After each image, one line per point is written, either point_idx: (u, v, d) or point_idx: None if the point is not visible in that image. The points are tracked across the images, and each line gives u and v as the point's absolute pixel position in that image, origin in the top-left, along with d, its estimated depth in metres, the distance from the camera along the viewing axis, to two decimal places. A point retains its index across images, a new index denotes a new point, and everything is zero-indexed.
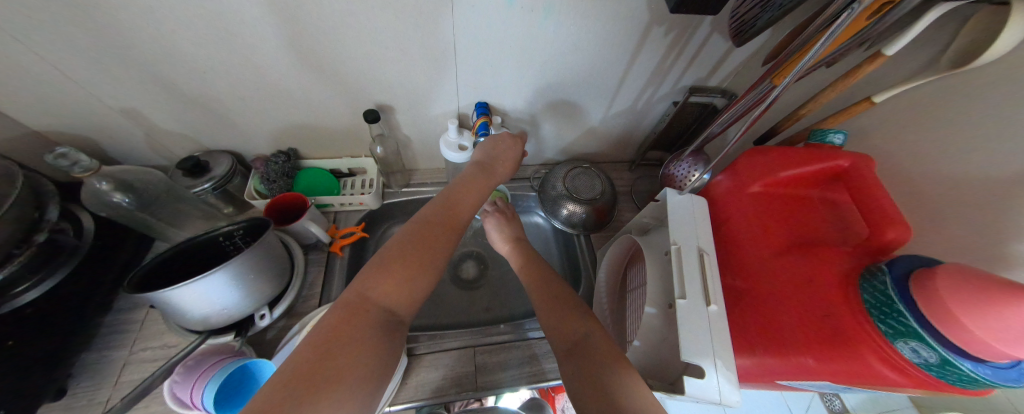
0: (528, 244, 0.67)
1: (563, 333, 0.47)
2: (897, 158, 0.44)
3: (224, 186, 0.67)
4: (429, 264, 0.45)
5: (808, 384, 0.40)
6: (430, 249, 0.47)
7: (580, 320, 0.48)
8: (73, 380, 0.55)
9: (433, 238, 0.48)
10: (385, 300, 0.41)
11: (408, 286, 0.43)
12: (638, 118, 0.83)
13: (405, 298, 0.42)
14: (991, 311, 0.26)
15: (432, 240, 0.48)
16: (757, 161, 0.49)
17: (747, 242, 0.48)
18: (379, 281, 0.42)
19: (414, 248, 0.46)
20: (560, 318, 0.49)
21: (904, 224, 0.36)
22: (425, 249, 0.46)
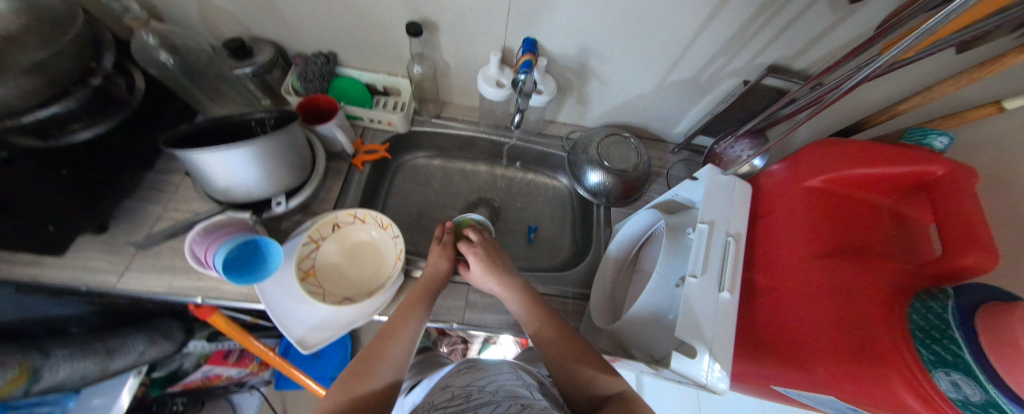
0: (521, 285, 0.59)
1: (584, 382, 0.48)
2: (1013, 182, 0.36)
3: (263, 74, 0.68)
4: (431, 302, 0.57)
5: (811, 398, 0.36)
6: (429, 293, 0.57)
7: (604, 373, 0.47)
8: (114, 220, 0.61)
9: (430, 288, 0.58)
10: (408, 329, 0.52)
11: (420, 315, 0.54)
12: (699, 93, 0.74)
13: (421, 322, 0.54)
14: None
15: (431, 287, 0.58)
16: (825, 154, 0.43)
17: (785, 240, 0.43)
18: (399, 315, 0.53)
19: (420, 301, 0.56)
20: (576, 363, 0.50)
21: (993, 249, 0.30)
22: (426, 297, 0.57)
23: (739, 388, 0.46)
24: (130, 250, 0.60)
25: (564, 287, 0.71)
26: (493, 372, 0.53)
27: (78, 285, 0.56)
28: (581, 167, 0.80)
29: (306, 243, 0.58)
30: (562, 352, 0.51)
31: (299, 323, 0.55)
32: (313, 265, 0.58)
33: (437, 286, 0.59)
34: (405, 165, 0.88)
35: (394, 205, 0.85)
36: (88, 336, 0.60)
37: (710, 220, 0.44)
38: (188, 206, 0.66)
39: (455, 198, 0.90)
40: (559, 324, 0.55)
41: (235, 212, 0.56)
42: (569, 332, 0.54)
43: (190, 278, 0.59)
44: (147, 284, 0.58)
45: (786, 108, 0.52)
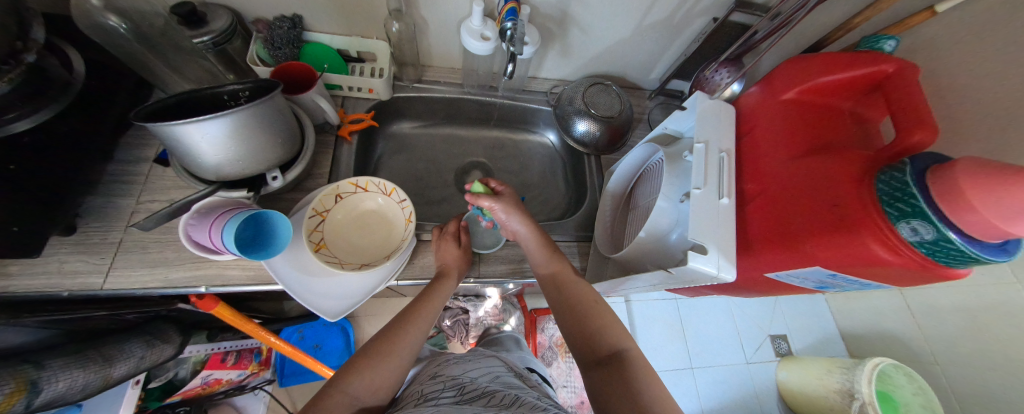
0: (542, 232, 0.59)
1: (593, 342, 0.47)
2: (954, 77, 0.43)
3: (225, 43, 0.62)
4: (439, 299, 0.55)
5: (798, 275, 0.43)
6: (437, 295, 0.55)
7: (616, 331, 0.48)
8: (81, 219, 0.55)
9: (438, 288, 0.56)
10: (416, 319, 0.51)
11: (428, 314, 0.52)
12: (673, 34, 0.78)
13: (427, 318, 0.52)
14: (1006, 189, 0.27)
15: (439, 288, 0.56)
16: (796, 69, 0.49)
17: (768, 149, 0.49)
18: (408, 310, 0.52)
19: (425, 295, 0.55)
20: (579, 322, 0.50)
21: (934, 124, 0.36)
22: (434, 296, 0.55)
23: (738, 288, 0.52)
24: (110, 248, 0.55)
25: (567, 232, 0.75)
26: (480, 366, 0.54)
27: (58, 291, 0.51)
28: (570, 118, 0.82)
29: (312, 216, 0.55)
30: (568, 309, 0.52)
31: (318, 295, 0.54)
32: (323, 238, 0.57)
33: (447, 285, 0.58)
34: (390, 136, 0.86)
35: (385, 177, 0.83)
36: (77, 346, 0.56)
37: (704, 140, 0.49)
38: (166, 195, 0.60)
39: (446, 165, 0.89)
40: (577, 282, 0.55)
41: (229, 192, 0.53)
42: (579, 289, 0.54)
43: (187, 269, 0.55)
44: (139, 280, 0.54)
45: (758, 34, 0.57)
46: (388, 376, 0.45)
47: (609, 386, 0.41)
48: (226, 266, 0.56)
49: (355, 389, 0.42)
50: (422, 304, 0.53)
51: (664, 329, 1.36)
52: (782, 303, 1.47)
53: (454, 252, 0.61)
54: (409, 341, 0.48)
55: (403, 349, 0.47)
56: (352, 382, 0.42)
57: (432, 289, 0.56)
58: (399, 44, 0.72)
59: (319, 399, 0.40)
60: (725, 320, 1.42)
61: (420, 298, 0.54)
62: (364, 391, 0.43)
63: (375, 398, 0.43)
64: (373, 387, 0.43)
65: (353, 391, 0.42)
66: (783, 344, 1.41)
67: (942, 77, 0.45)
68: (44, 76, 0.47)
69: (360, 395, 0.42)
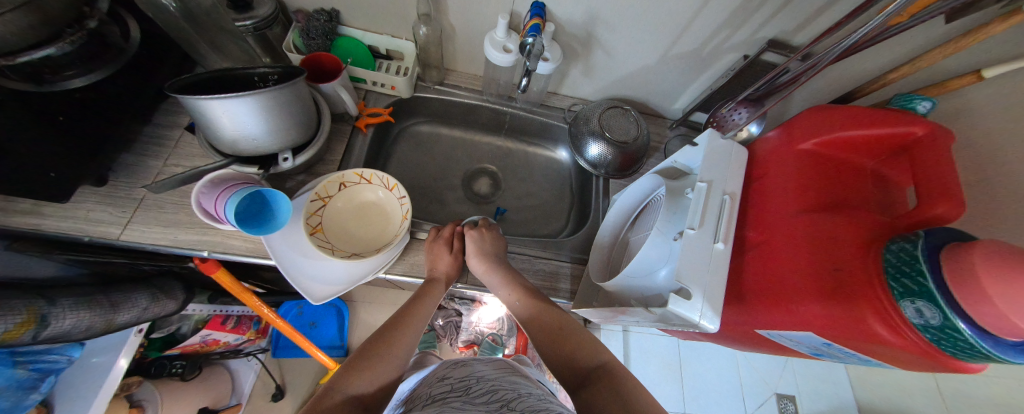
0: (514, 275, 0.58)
1: (572, 361, 0.44)
2: (1002, 151, 0.39)
3: (264, 29, 0.66)
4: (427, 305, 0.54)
5: (791, 338, 0.40)
6: (425, 301, 0.55)
7: (592, 349, 0.44)
8: (112, 173, 0.60)
9: (429, 293, 0.56)
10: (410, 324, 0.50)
11: (418, 317, 0.52)
12: (700, 67, 0.76)
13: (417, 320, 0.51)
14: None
15: (429, 293, 0.56)
16: (815, 119, 0.47)
17: (776, 198, 0.46)
18: (404, 314, 0.51)
19: (414, 301, 0.54)
20: (560, 349, 0.46)
21: (960, 197, 0.33)
22: (421, 302, 0.54)
23: (729, 340, 0.49)
24: (132, 203, 0.59)
25: (564, 251, 0.74)
26: (488, 367, 0.52)
27: (80, 236, 0.55)
28: (583, 138, 0.81)
29: (313, 200, 0.58)
30: (546, 335, 0.48)
31: (307, 276, 0.56)
32: (321, 222, 0.59)
33: (438, 289, 0.58)
34: (407, 132, 0.89)
35: (395, 172, 0.86)
36: (90, 288, 0.60)
37: (709, 180, 0.47)
38: (190, 161, 0.65)
39: (455, 167, 0.90)
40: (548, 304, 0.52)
41: (242, 167, 0.56)
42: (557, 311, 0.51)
43: (195, 233, 0.59)
44: (151, 237, 0.57)
45: (784, 77, 0.55)
46: (385, 373, 0.43)
47: (595, 400, 0.36)
48: (230, 236, 0.59)
49: (356, 389, 0.40)
50: (415, 308, 0.53)
51: (659, 367, 1.30)
52: (795, 362, 1.35)
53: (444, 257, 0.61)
54: (403, 341, 0.47)
55: (398, 351, 0.46)
56: (352, 382, 0.40)
57: (422, 294, 0.55)
58: (425, 46, 0.75)
59: (320, 399, 0.38)
60: (728, 370, 1.33)
61: (411, 302, 0.53)
62: (364, 392, 0.40)
63: (375, 398, 0.41)
64: (371, 387, 0.41)
65: (353, 391, 0.40)
66: (790, 407, 1.29)
67: (984, 149, 0.41)
68: (103, 42, 0.51)
69: (361, 394, 0.40)
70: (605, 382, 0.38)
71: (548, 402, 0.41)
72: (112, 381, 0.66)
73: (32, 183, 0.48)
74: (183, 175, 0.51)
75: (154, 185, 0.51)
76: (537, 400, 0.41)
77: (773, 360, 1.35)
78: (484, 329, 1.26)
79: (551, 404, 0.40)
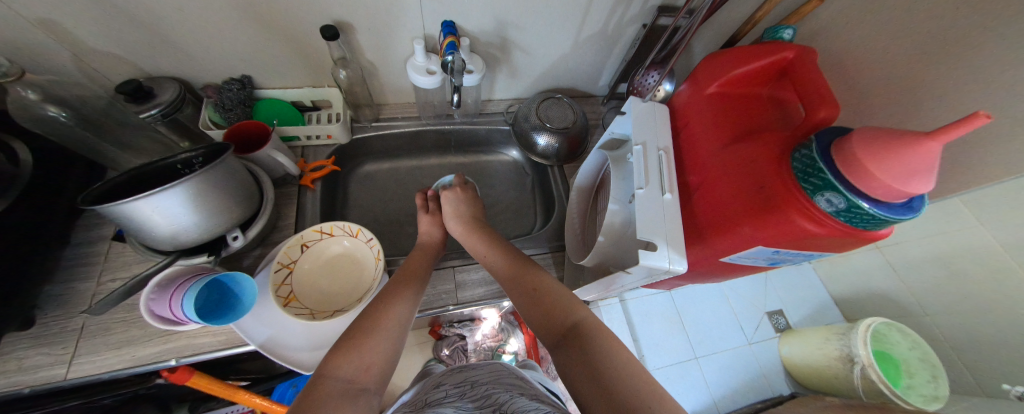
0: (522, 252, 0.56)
1: (550, 318, 0.45)
2: (862, 56, 0.47)
3: (174, 114, 0.62)
4: (415, 274, 0.55)
5: (748, 256, 0.45)
6: (414, 273, 0.56)
7: (568, 306, 0.45)
8: (39, 311, 0.54)
9: (415, 266, 0.58)
10: (396, 292, 0.50)
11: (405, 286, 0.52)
12: (610, 43, 0.82)
13: (404, 286, 0.52)
14: (900, 153, 0.30)
15: (414, 267, 0.58)
16: (710, 66, 0.53)
17: (702, 141, 0.52)
18: (393, 285, 0.51)
19: (403, 273, 0.55)
20: (543, 307, 0.46)
21: (834, 101, 0.40)
22: (409, 273, 0.56)
23: (703, 275, 0.54)
24: (73, 335, 0.53)
25: (543, 245, 0.77)
26: (486, 370, 0.54)
27: (18, 389, 0.49)
28: (528, 135, 0.85)
29: (277, 270, 0.56)
30: (534, 301, 0.48)
31: (294, 349, 0.54)
32: (292, 290, 0.57)
33: (425, 263, 0.60)
34: (357, 175, 0.88)
35: (357, 217, 0.84)
36: None
37: (642, 141, 0.51)
38: (129, 271, 0.60)
39: (416, 196, 0.90)
40: (537, 271, 0.52)
41: (190, 259, 0.53)
42: (543, 276, 0.51)
43: (155, 344, 0.54)
44: (104, 364, 0.52)
45: (678, 35, 0.62)
46: (378, 351, 0.41)
47: (570, 361, 0.39)
48: (197, 334, 0.55)
49: (348, 372, 0.37)
50: (402, 279, 0.53)
51: (661, 323, 1.36)
52: (774, 279, 1.47)
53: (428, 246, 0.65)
54: (391, 319, 0.45)
55: (386, 327, 0.44)
56: (340, 367, 0.38)
57: (412, 265, 0.58)
58: (350, 88, 0.75)
59: (310, 389, 0.35)
60: (722, 305, 1.42)
61: (401, 273, 0.55)
62: (357, 375, 0.38)
63: (370, 378, 0.38)
64: (364, 366, 0.39)
65: (345, 375, 0.37)
66: (781, 320, 1.40)
67: (848, 57, 0.49)
68: None
69: (354, 379, 0.37)
70: (580, 340, 0.40)
71: (538, 400, 0.43)
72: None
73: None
74: (124, 285, 0.48)
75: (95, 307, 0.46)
76: (529, 399, 0.42)
77: (755, 283, 1.46)
78: (491, 343, 1.25)
79: (542, 402, 0.42)
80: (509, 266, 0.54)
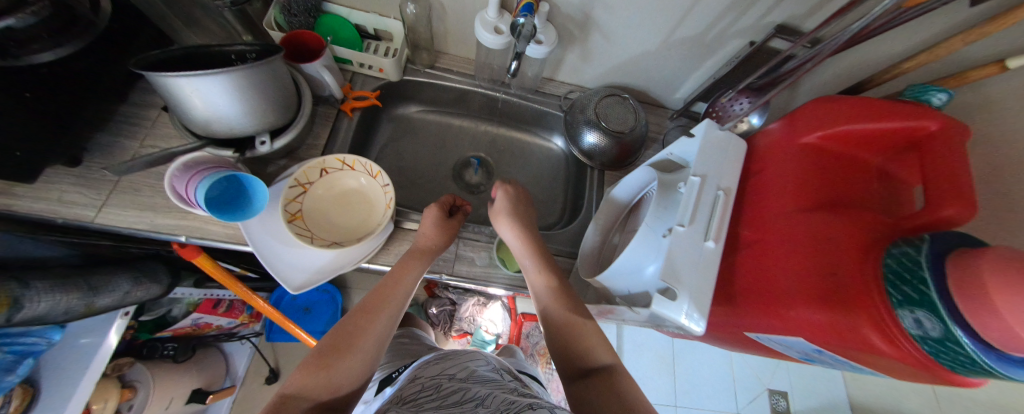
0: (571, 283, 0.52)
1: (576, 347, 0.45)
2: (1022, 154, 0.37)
3: (242, 6, 0.63)
4: (403, 292, 0.52)
5: (781, 342, 0.38)
6: (401, 280, 0.52)
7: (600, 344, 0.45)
8: (87, 154, 0.59)
9: (403, 272, 0.53)
10: (371, 307, 0.48)
11: (390, 302, 0.49)
12: (703, 53, 0.72)
13: (387, 305, 0.49)
14: None
15: (404, 272, 0.53)
16: (817, 111, 0.43)
17: (774, 195, 0.43)
18: (374, 298, 0.49)
19: (389, 280, 0.52)
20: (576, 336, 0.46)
21: (972, 198, 0.30)
22: (398, 280, 0.52)
23: (715, 339, 0.48)
24: (108, 185, 0.57)
25: (556, 248, 0.73)
26: (463, 361, 0.53)
27: (53, 217, 0.54)
28: (578, 127, 0.79)
29: (293, 186, 0.56)
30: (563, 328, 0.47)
31: (287, 264, 0.55)
32: (300, 209, 0.57)
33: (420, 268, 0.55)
34: (397, 118, 0.86)
35: (384, 159, 0.83)
36: (70, 271, 0.59)
37: (702, 174, 0.43)
38: (168, 143, 0.63)
39: (446, 154, 0.88)
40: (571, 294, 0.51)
41: (218, 150, 0.53)
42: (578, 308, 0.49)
43: (173, 217, 0.58)
44: (127, 221, 0.56)
45: (790, 64, 0.53)
46: (348, 369, 0.42)
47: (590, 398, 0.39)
48: (209, 221, 0.58)
49: (315, 390, 0.39)
50: (388, 290, 0.50)
51: (648, 359, 1.28)
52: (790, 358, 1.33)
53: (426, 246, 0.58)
54: (371, 335, 0.45)
55: (361, 345, 0.44)
56: (306, 384, 0.39)
57: (404, 267, 0.54)
58: (414, 26, 0.71)
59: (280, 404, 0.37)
60: (721, 365, 1.32)
61: (389, 279, 0.52)
62: (323, 394, 0.39)
63: (336, 399, 0.40)
64: (330, 386, 0.40)
65: (309, 393, 0.38)
66: (781, 402, 1.28)
67: (1002, 151, 0.39)
68: (71, 13, 0.49)
69: (321, 395, 0.39)
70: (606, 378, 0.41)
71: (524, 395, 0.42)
72: (101, 357, 0.67)
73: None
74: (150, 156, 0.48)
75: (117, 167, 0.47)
76: (512, 394, 0.41)
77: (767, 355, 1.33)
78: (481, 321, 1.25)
79: (524, 396, 0.41)
80: (547, 281, 0.52)
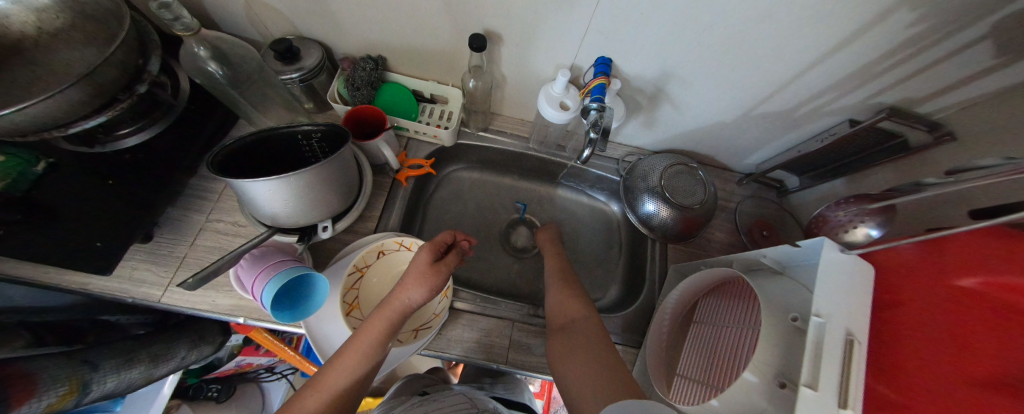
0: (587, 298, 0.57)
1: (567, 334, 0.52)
2: None
3: (310, 80, 0.63)
4: (363, 357, 0.46)
5: None
6: (359, 341, 0.46)
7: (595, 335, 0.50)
8: (158, 229, 0.60)
9: (365, 333, 0.47)
10: (327, 376, 0.44)
11: (346, 370, 0.45)
12: (789, 126, 0.65)
13: (340, 372, 0.44)
14: None
15: (365, 333, 0.47)
16: (967, 250, 0.35)
17: (923, 353, 0.33)
18: (331, 365, 0.45)
19: (351, 343, 0.46)
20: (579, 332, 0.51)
21: None
22: (357, 343, 0.46)
23: None
24: (175, 261, 0.58)
25: (614, 332, 0.67)
26: (449, 402, 0.56)
27: (123, 296, 0.55)
28: (637, 194, 0.73)
29: (351, 273, 0.56)
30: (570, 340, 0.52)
31: None
32: (356, 297, 0.57)
33: (388, 329, 0.47)
34: (446, 178, 0.84)
35: (433, 221, 0.81)
36: (133, 343, 0.60)
37: (826, 314, 0.37)
38: (232, 216, 0.63)
39: (494, 214, 0.85)
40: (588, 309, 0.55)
41: (281, 236, 0.53)
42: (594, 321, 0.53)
43: (233, 297, 0.57)
44: (189, 300, 0.56)
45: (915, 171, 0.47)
46: None
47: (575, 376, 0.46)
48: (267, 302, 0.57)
49: None
50: (342, 356, 0.45)
51: None
52: None
53: (397, 303, 0.49)
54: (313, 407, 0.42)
55: None
56: None
57: (367, 328, 0.47)
58: (473, 95, 0.69)
59: None
60: None
61: (351, 344, 0.46)
62: None
63: None
64: None
65: None
66: None
67: None
68: (154, 101, 0.54)
69: None
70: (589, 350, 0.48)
71: None
72: (158, 405, 0.73)
73: (67, 248, 0.48)
74: (212, 265, 0.44)
75: (187, 283, 0.42)
76: None
77: None
78: None
79: None
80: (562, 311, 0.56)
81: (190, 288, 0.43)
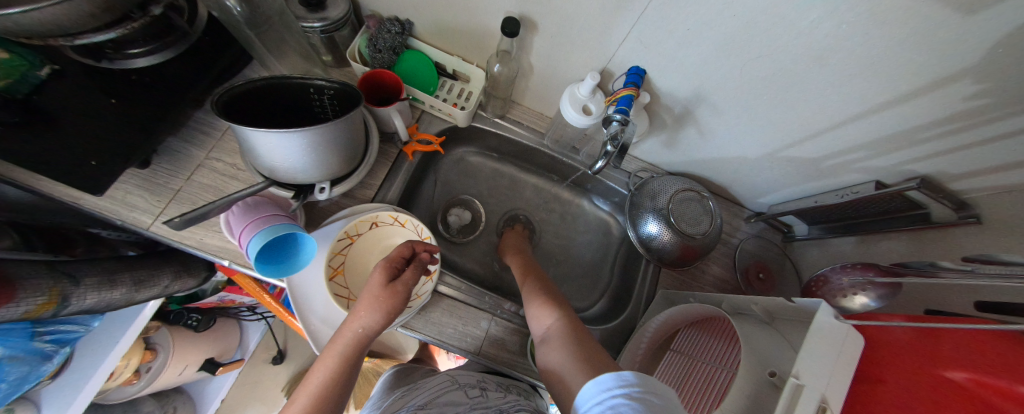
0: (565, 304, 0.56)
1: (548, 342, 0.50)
2: None
3: (333, 32, 0.61)
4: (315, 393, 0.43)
5: None
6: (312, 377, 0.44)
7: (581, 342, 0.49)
8: (156, 157, 0.59)
9: (316, 368, 0.45)
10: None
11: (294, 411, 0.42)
12: (811, 174, 0.62)
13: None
14: None
15: (316, 368, 0.45)
16: (976, 348, 0.32)
17: None
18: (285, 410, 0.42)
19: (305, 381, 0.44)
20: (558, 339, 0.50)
21: None
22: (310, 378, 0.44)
23: None
24: (168, 193, 0.58)
25: None
26: (435, 384, 0.57)
27: (113, 218, 0.55)
28: (641, 212, 0.71)
29: (341, 238, 0.56)
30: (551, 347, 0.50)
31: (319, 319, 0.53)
32: (342, 263, 0.57)
33: (342, 358, 0.45)
34: (454, 158, 0.82)
35: (433, 198, 0.80)
36: (118, 264, 0.61)
37: (801, 376, 0.35)
38: (231, 158, 0.62)
39: (495, 203, 0.84)
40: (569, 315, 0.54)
41: (278, 189, 0.53)
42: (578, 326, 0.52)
43: (221, 240, 0.57)
44: (178, 234, 0.56)
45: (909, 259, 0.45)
46: None
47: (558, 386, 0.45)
48: None
49: None
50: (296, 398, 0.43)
51: None
52: None
53: (350, 328, 0.47)
54: None
55: None
56: None
57: (323, 362, 0.45)
58: (497, 80, 0.67)
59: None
60: None
61: (307, 381, 0.44)
62: None
63: None
64: None
65: None
66: None
67: None
68: (167, 26, 0.50)
69: None
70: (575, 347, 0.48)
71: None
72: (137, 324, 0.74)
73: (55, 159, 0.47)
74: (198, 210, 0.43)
75: (174, 222, 0.42)
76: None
77: None
78: None
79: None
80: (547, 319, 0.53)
81: (175, 226, 0.42)
